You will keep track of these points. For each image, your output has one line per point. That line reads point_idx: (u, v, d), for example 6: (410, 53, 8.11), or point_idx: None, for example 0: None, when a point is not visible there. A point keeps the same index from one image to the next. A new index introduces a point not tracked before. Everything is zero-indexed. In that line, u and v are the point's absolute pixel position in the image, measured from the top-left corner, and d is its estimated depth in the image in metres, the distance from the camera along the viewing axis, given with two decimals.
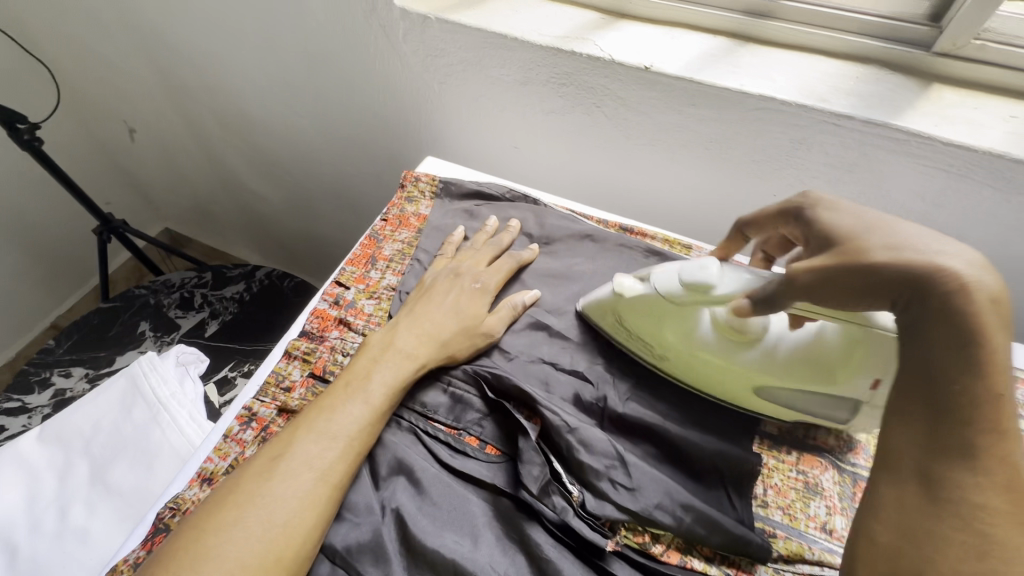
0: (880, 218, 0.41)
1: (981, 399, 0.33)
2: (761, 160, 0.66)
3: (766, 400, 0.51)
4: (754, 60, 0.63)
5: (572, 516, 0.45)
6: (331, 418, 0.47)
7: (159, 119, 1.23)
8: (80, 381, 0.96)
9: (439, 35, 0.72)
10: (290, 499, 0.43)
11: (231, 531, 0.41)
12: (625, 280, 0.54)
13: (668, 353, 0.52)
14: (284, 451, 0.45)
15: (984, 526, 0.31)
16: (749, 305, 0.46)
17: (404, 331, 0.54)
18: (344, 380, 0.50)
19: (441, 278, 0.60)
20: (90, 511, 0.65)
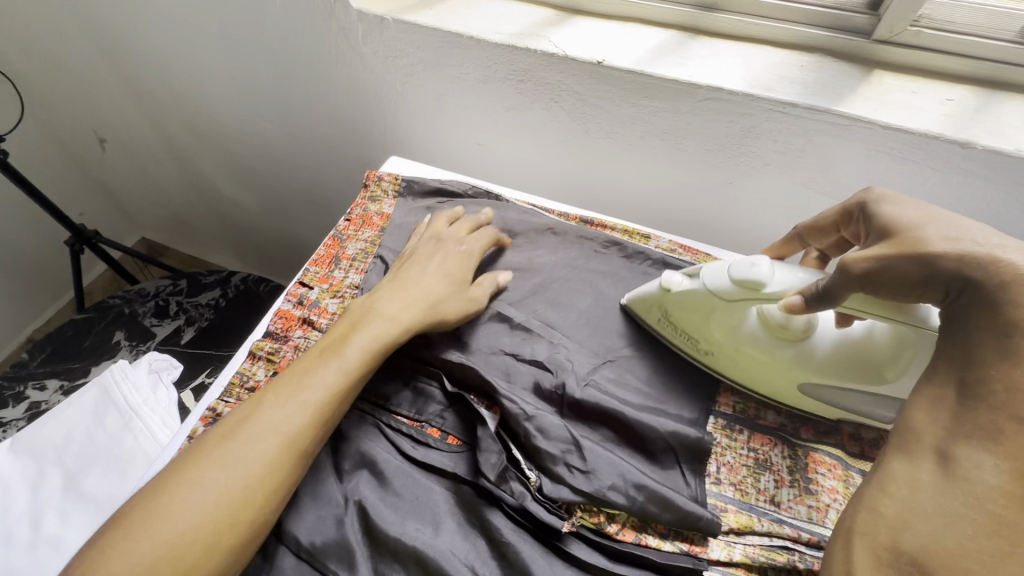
0: (944, 213, 0.41)
1: (1005, 381, 0.31)
2: (714, 149, 0.68)
3: (813, 399, 0.51)
4: (703, 52, 0.65)
5: (529, 501, 0.47)
6: (306, 380, 0.48)
7: (129, 128, 1.22)
8: (56, 393, 0.95)
9: (397, 36, 0.73)
10: (257, 457, 0.43)
11: (195, 485, 0.42)
12: (673, 276, 0.53)
13: (715, 350, 0.53)
14: (252, 414, 0.45)
15: (993, 504, 0.29)
16: (801, 302, 0.44)
17: (387, 295, 0.55)
18: (324, 345, 0.51)
19: (425, 246, 0.61)
20: (64, 520, 0.65)
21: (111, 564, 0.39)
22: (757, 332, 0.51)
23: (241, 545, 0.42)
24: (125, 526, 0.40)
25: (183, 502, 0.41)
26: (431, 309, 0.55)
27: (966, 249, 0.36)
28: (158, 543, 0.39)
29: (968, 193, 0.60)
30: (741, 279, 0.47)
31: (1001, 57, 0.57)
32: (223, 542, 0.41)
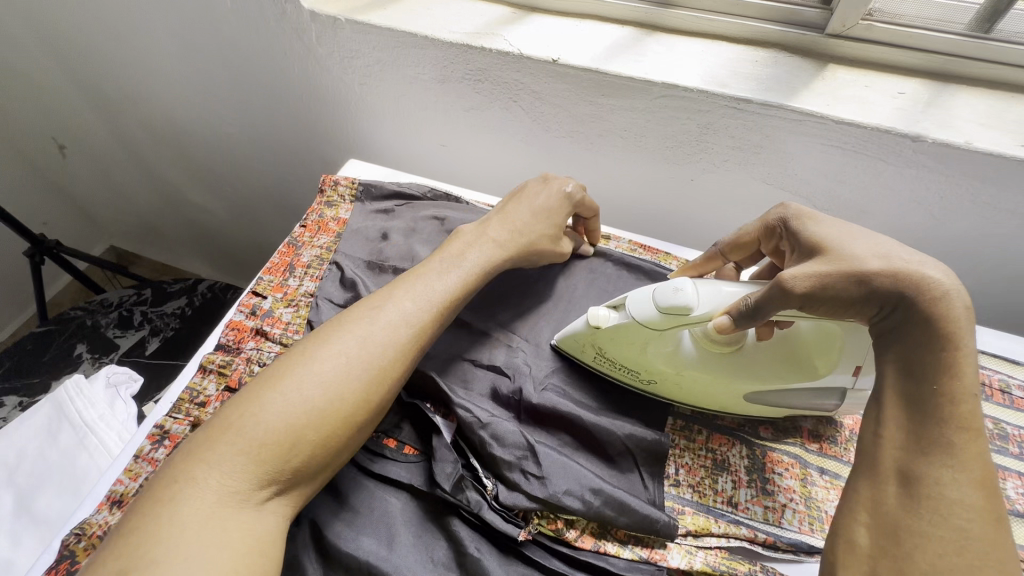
0: (859, 230, 0.44)
1: (950, 396, 0.36)
2: (673, 146, 0.67)
3: (755, 407, 0.51)
4: (659, 49, 0.64)
5: (485, 509, 0.46)
6: (428, 286, 0.49)
7: (89, 134, 1.19)
8: (14, 409, 0.92)
9: (352, 37, 0.72)
10: (388, 344, 0.45)
11: (325, 363, 0.43)
12: (600, 311, 0.50)
13: (657, 378, 0.51)
14: (385, 303, 0.47)
15: (960, 521, 0.34)
16: (730, 322, 0.45)
17: (497, 223, 0.56)
18: (438, 256, 0.53)
19: (534, 185, 0.60)
20: (15, 543, 0.63)
21: (247, 423, 0.40)
22: (693, 356, 0.50)
23: (359, 433, 0.43)
24: (255, 392, 0.42)
25: (314, 379, 0.42)
26: (530, 248, 0.57)
27: (899, 266, 0.40)
28: (293, 410, 0.41)
29: (922, 186, 0.60)
30: (666, 305, 0.46)
31: (950, 51, 0.57)
32: (347, 424, 0.42)
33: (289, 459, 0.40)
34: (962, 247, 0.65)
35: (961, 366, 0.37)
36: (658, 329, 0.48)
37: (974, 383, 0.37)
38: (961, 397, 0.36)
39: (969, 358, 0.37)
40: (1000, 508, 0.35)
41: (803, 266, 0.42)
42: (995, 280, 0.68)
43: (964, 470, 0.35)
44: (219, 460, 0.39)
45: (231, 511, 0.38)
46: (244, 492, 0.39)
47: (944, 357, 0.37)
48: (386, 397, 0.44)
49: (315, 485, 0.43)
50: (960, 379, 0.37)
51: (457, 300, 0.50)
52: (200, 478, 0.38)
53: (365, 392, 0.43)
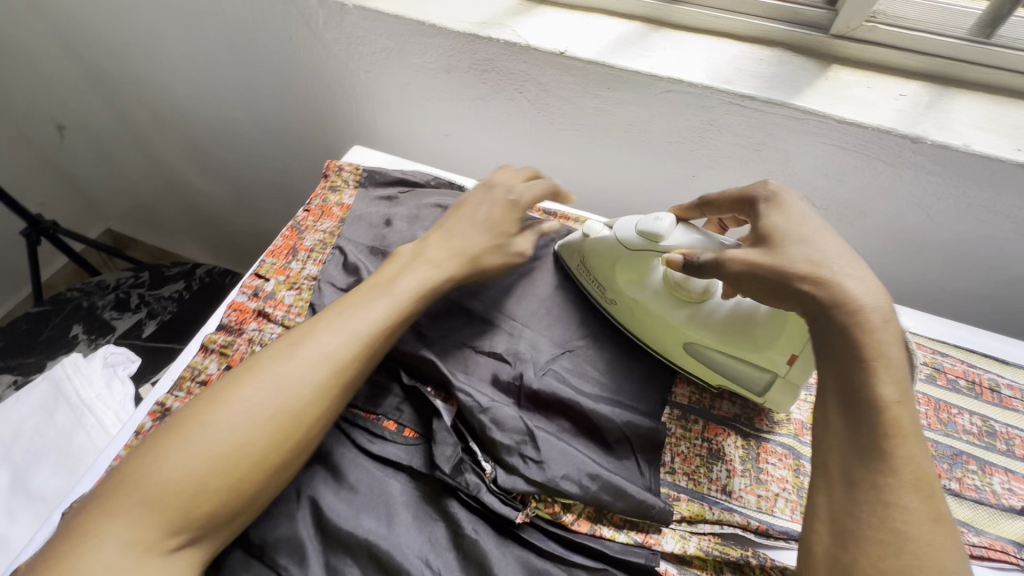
0: (813, 227, 0.45)
1: (878, 402, 0.37)
2: (676, 142, 0.68)
3: (694, 363, 0.54)
4: (665, 44, 0.65)
5: (484, 492, 0.47)
6: (355, 315, 0.48)
7: (89, 115, 1.18)
8: (8, 388, 0.92)
9: (359, 23, 0.72)
10: (304, 380, 0.44)
11: (239, 407, 0.42)
12: (594, 226, 0.58)
13: (620, 301, 0.56)
14: (306, 337, 0.46)
15: (898, 525, 0.34)
16: (679, 263, 0.48)
17: (433, 243, 0.56)
18: (370, 283, 0.52)
19: (474, 192, 0.59)
20: (11, 519, 0.63)
21: (153, 471, 0.39)
22: (656, 287, 0.54)
23: (276, 475, 0.42)
24: (163, 439, 0.41)
25: (227, 424, 0.41)
26: (476, 261, 0.55)
27: (823, 274, 0.41)
28: (201, 455, 0.40)
29: (921, 188, 0.61)
30: (642, 229, 0.51)
31: (952, 55, 0.58)
32: (260, 468, 0.41)
33: (196, 507, 0.39)
34: (958, 248, 0.66)
35: (884, 372, 0.38)
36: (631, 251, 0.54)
37: (899, 390, 0.38)
38: (888, 403, 0.37)
39: (890, 364, 0.38)
40: (941, 510, 0.35)
41: (747, 251, 0.45)
42: (990, 282, 0.69)
43: (899, 474, 0.35)
44: (123, 512, 0.38)
45: (133, 563, 0.37)
46: (149, 542, 0.37)
47: (869, 365, 0.38)
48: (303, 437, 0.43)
49: (231, 531, 0.41)
50: (885, 384, 0.38)
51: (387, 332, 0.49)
52: (104, 530, 0.37)
53: (281, 434, 0.42)
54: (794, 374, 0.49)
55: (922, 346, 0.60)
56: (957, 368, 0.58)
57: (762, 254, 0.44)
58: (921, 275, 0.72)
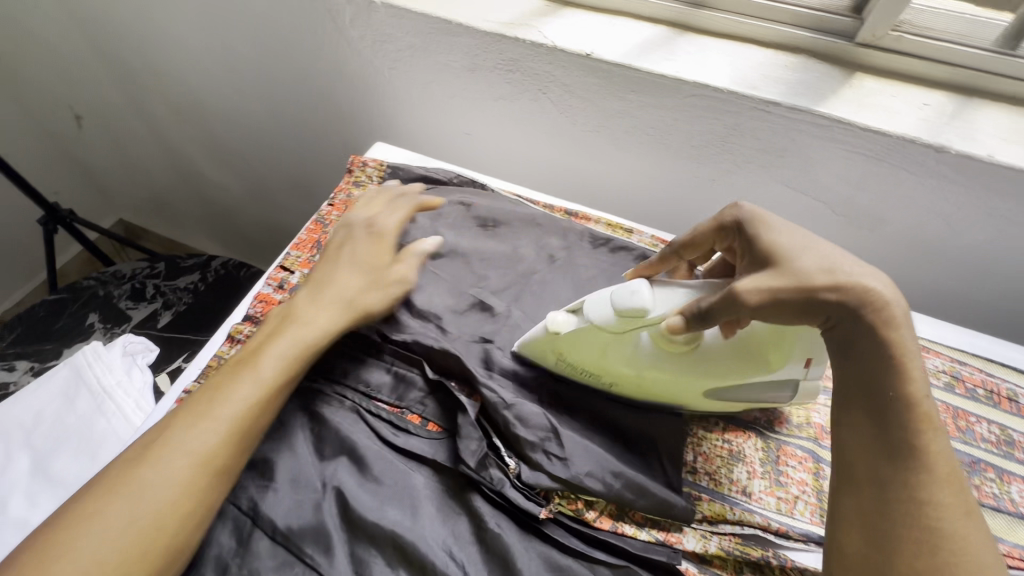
0: (809, 235, 0.44)
1: (907, 402, 0.38)
2: (698, 146, 0.69)
3: (715, 400, 0.51)
4: (690, 49, 0.65)
5: (508, 488, 0.47)
6: (219, 400, 0.46)
7: (107, 105, 1.19)
8: (26, 374, 0.93)
9: (386, 21, 0.72)
10: (171, 484, 0.42)
11: (106, 528, 0.40)
12: (558, 318, 0.50)
13: (618, 380, 0.51)
14: (166, 435, 0.44)
15: (933, 522, 0.36)
16: (683, 323, 0.44)
17: (303, 300, 0.53)
18: (241, 357, 0.49)
19: (336, 238, 0.59)
20: (32, 502, 0.64)
21: None
22: (653, 354, 0.48)
23: None
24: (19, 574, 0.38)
25: (97, 547, 0.39)
26: (358, 303, 0.54)
27: (843, 280, 0.40)
28: None
29: (943, 197, 0.61)
30: (623, 309, 0.46)
31: (976, 65, 0.59)
32: None
33: None
34: (977, 258, 0.66)
35: (909, 371, 0.39)
36: (615, 331, 0.48)
37: (924, 385, 0.39)
38: (914, 402, 0.39)
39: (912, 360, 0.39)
40: (969, 499, 0.37)
41: (759, 279, 0.41)
42: (1007, 291, 0.70)
43: (932, 472, 0.37)
44: None
45: None
46: None
47: (894, 366, 0.39)
48: (188, 536, 0.42)
49: None
50: (913, 383, 0.39)
51: (263, 409, 0.47)
52: None
53: (162, 541, 0.41)
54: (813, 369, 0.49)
55: (941, 354, 0.60)
56: (976, 377, 0.59)
57: (774, 280, 0.41)
58: (937, 284, 0.72)
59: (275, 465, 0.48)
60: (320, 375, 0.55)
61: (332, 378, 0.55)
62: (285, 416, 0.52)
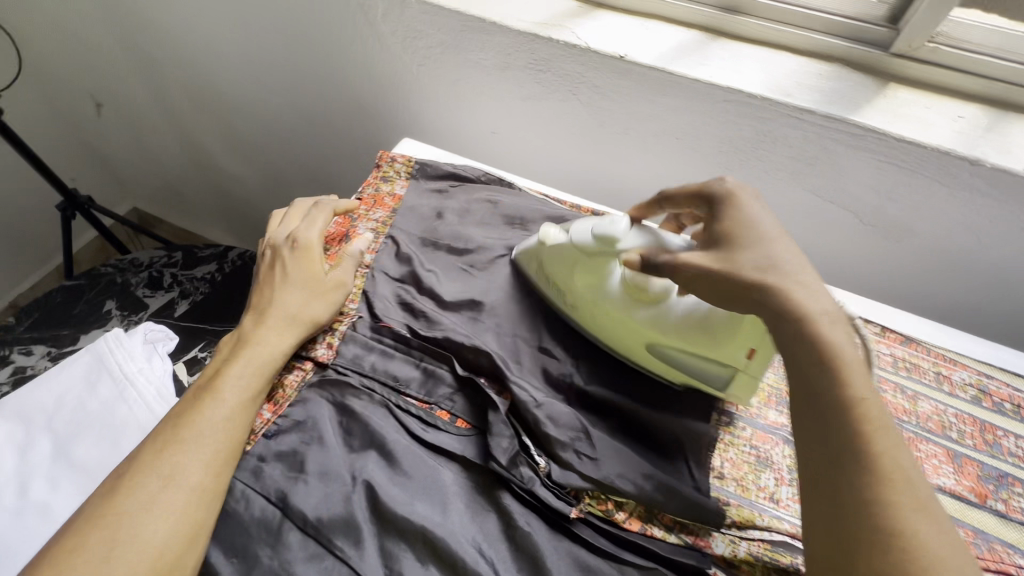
0: (766, 232, 0.46)
1: (844, 403, 0.36)
2: (728, 151, 0.69)
3: (661, 362, 0.53)
4: (724, 54, 0.65)
5: (539, 486, 0.47)
6: (188, 426, 0.47)
7: (128, 93, 1.19)
8: (42, 358, 0.92)
9: (418, 17, 0.73)
10: (151, 511, 0.42)
11: (87, 569, 0.40)
12: (551, 231, 0.58)
13: (579, 308, 0.56)
14: (138, 468, 0.44)
15: (885, 521, 0.32)
16: (637, 262, 0.50)
17: (251, 325, 0.55)
18: (198, 387, 0.50)
19: (266, 260, 0.61)
20: (53, 486, 0.64)
21: None
22: (613, 289, 0.54)
23: None
24: None
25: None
26: (305, 316, 0.56)
27: (774, 279, 0.42)
28: None
29: (975, 210, 0.61)
30: (598, 233, 0.52)
31: (1013, 79, 0.59)
32: None
33: None
34: (1005, 271, 0.66)
35: (846, 371, 0.37)
36: (588, 255, 0.54)
37: (863, 385, 0.37)
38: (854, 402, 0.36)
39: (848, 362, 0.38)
40: (923, 498, 0.33)
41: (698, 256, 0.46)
42: None
43: (878, 474, 0.34)
44: None
45: None
46: None
47: (831, 366, 0.38)
48: (181, 556, 0.42)
49: None
50: (849, 382, 0.37)
51: (232, 427, 0.48)
52: None
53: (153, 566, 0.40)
54: (754, 366, 0.49)
55: (967, 367, 0.60)
56: (1003, 391, 0.58)
57: (712, 262, 0.45)
58: (963, 296, 0.72)
59: (305, 457, 0.49)
60: (349, 368, 0.54)
61: (361, 371, 0.54)
62: (315, 408, 0.52)
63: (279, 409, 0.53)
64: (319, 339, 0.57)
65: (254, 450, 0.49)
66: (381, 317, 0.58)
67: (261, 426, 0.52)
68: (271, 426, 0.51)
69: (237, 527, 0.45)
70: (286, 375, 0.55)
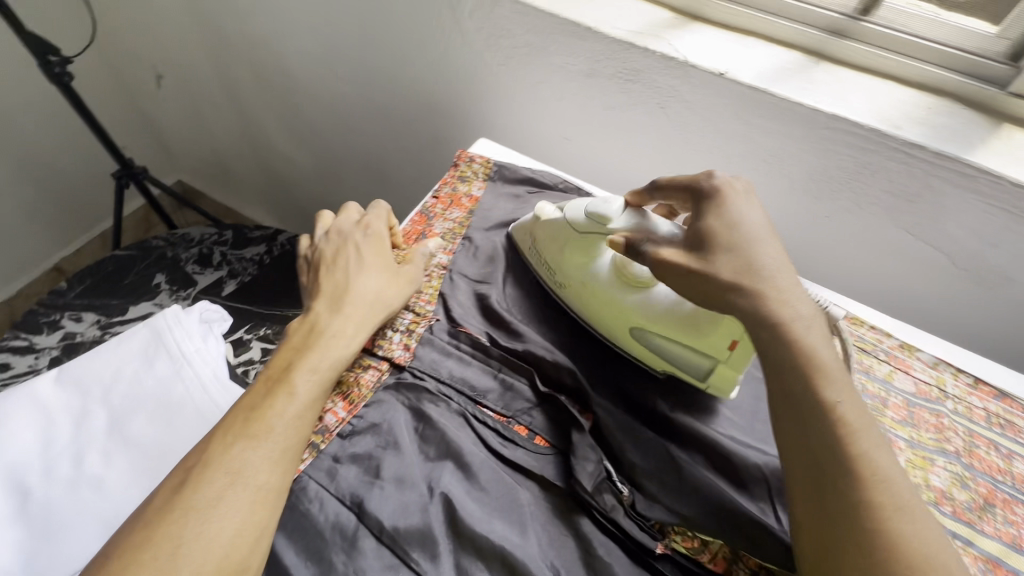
0: (750, 233, 0.46)
1: (825, 410, 0.38)
2: (820, 180, 0.66)
3: (641, 346, 0.54)
4: (829, 79, 0.63)
5: (622, 516, 0.45)
6: (262, 418, 0.45)
7: (189, 68, 1.20)
8: (91, 327, 0.93)
9: (508, 16, 0.71)
10: (227, 505, 0.40)
11: (169, 559, 0.38)
12: (547, 208, 0.59)
13: (567, 285, 0.57)
14: (212, 458, 0.43)
15: (867, 522, 0.35)
16: (619, 247, 0.50)
17: (324, 312, 0.53)
18: (268, 376, 0.49)
19: (328, 248, 0.59)
20: (107, 461, 0.63)
21: None
22: (600, 269, 0.56)
23: None
24: None
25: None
26: (378, 307, 0.55)
27: (752, 287, 0.43)
28: None
29: None
30: (592, 211, 0.54)
31: None
32: None
33: None
34: None
35: (822, 378, 0.39)
36: (579, 234, 0.56)
37: (839, 389, 0.39)
38: (830, 408, 0.38)
39: (826, 369, 0.40)
40: (902, 497, 0.36)
41: (676, 253, 0.46)
42: None
43: (861, 478, 0.36)
44: None
45: None
46: None
47: (806, 374, 0.39)
48: (246, 558, 0.40)
49: None
50: (825, 389, 0.39)
51: (304, 419, 0.47)
52: None
53: (219, 567, 0.39)
54: (736, 358, 0.50)
55: None
56: None
57: (693, 256, 0.45)
58: None
59: (381, 462, 0.47)
60: (426, 373, 0.53)
61: (438, 377, 0.53)
62: (391, 411, 0.50)
63: (354, 409, 0.51)
64: (395, 340, 0.56)
65: (328, 450, 0.48)
66: (459, 322, 0.57)
67: (335, 426, 0.50)
68: (345, 426, 0.50)
69: (311, 529, 0.44)
70: (361, 374, 0.54)
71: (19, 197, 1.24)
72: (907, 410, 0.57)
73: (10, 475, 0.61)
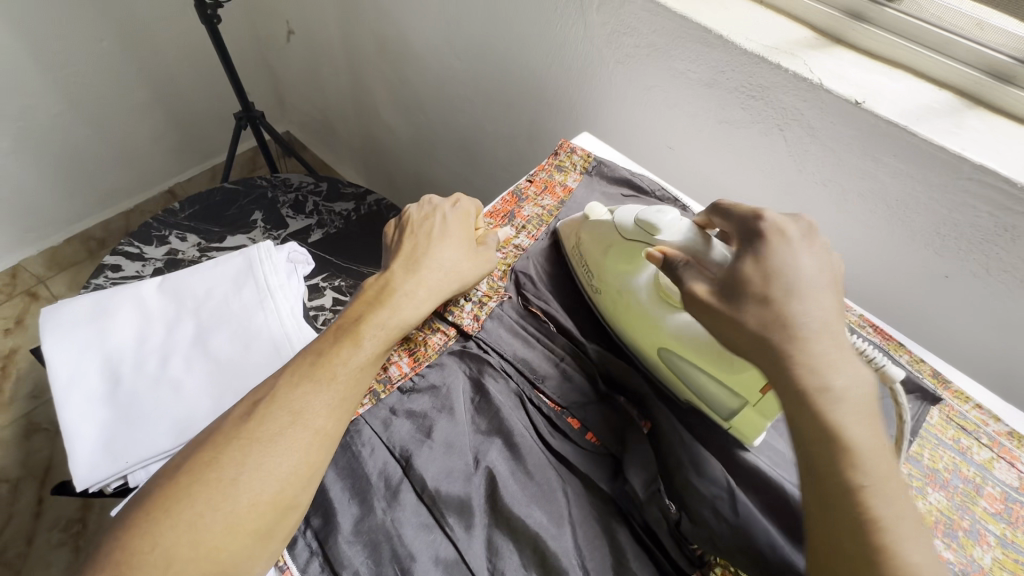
0: (800, 284, 0.41)
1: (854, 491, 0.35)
2: (947, 235, 0.60)
3: (673, 373, 0.51)
4: (982, 126, 0.57)
5: (665, 533, 0.44)
6: (331, 367, 0.47)
7: (318, 28, 1.27)
8: (192, 248, 1.03)
9: (638, 14, 0.70)
10: (285, 442, 0.42)
11: (231, 482, 0.40)
12: (597, 209, 0.57)
13: (602, 290, 0.56)
14: (278, 397, 0.44)
15: None
16: (661, 259, 0.47)
17: (398, 272, 0.55)
18: (337, 326, 0.51)
19: (417, 213, 0.61)
20: (188, 367, 0.68)
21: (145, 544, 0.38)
22: (644, 286, 0.53)
23: (274, 539, 0.41)
24: (154, 511, 0.39)
25: (214, 501, 0.39)
26: (451, 278, 0.55)
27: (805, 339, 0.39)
28: (191, 529, 0.38)
29: None
30: (642, 220, 0.50)
31: None
32: (258, 536, 0.40)
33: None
34: None
35: (857, 454, 0.36)
36: (626, 240, 0.53)
37: (872, 473, 0.36)
38: (863, 491, 0.35)
39: (860, 450, 0.36)
40: None
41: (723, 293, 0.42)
42: None
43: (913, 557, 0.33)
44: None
45: None
46: None
47: (839, 454, 0.36)
48: (298, 495, 0.41)
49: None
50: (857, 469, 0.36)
51: (364, 375, 0.48)
52: None
53: (273, 501, 0.40)
54: (766, 401, 0.46)
55: None
56: None
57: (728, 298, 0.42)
58: None
59: (433, 424, 0.48)
60: (492, 347, 0.54)
61: (502, 354, 0.54)
62: (451, 376, 0.52)
63: (417, 367, 0.53)
64: (467, 309, 0.57)
65: (387, 401, 0.50)
66: (529, 302, 0.58)
67: (397, 378, 0.52)
68: (408, 381, 0.51)
69: (360, 471, 0.46)
70: (429, 336, 0.55)
71: (151, 122, 1.38)
72: (1005, 504, 0.51)
73: (107, 359, 0.68)
